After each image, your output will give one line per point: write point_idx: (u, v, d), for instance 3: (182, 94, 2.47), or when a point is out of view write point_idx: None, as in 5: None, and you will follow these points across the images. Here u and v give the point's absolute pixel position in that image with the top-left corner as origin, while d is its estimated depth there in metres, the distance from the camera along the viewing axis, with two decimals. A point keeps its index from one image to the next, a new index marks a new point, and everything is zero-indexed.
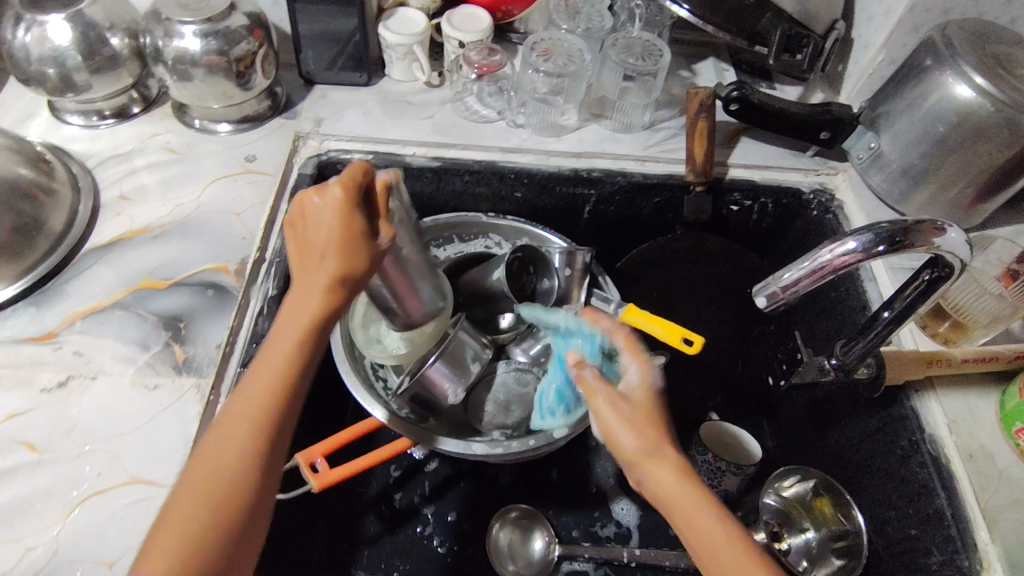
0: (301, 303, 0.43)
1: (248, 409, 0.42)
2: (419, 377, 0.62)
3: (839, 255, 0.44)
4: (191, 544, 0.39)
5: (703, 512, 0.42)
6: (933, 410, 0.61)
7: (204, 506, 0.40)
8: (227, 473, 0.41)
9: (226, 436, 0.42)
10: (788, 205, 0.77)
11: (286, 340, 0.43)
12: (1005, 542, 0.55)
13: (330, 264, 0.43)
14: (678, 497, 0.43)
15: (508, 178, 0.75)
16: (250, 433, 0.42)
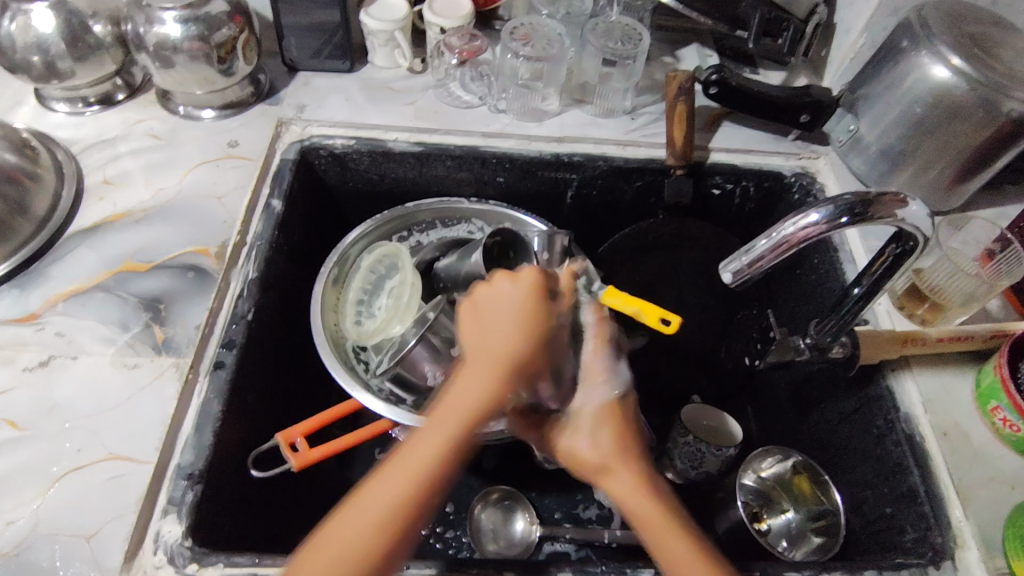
0: (477, 376, 0.44)
1: (408, 474, 0.41)
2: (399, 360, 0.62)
3: (803, 227, 0.45)
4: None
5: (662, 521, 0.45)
6: (908, 388, 0.61)
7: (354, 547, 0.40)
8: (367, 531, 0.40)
9: (352, 529, 0.40)
10: (769, 188, 0.77)
11: (457, 415, 0.42)
12: (978, 519, 0.55)
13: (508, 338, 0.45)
14: (642, 512, 0.45)
15: (490, 162, 0.75)
16: (414, 481, 0.41)
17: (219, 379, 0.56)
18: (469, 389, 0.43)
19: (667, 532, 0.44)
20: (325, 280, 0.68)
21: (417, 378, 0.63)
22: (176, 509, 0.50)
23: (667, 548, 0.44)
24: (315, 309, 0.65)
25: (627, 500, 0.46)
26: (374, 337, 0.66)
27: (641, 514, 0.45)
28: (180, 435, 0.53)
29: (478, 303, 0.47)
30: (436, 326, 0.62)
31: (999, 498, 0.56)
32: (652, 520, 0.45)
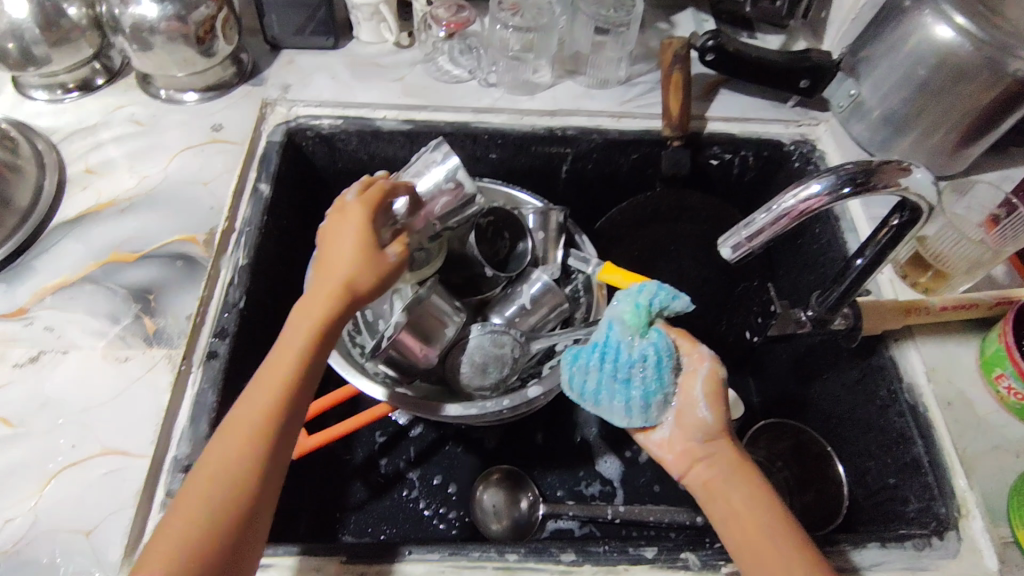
0: (313, 299, 0.47)
1: (265, 391, 0.44)
2: (390, 342, 0.59)
3: (804, 198, 0.44)
4: (240, 453, 0.42)
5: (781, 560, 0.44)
6: (911, 358, 0.61)
7: (241, 437, 0.42)
8: (248, 425, 0.42)
9: (236, 425, 0.43)
10: (769, 157, 0.75)
11: (300, 335, 0.46)
12: (982, 488, 0.55)
13: (344, 266, 0.48)
14: (753, 520, 0.46)
15: (482, 139, 0.74)
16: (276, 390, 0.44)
17: (213, 369, 0.55)
18: (304, 312, 0.47)
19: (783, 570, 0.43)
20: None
21: (408, 360, 0.60)
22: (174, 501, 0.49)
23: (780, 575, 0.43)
24: None
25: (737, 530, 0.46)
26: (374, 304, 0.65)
27: (755, 526, 0.45)
28: (176, 426, 0.53)
29: (324, 242, 0.51)
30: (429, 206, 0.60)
31: (1005, 468, 0.56)
32: (759, 525, 0.45)
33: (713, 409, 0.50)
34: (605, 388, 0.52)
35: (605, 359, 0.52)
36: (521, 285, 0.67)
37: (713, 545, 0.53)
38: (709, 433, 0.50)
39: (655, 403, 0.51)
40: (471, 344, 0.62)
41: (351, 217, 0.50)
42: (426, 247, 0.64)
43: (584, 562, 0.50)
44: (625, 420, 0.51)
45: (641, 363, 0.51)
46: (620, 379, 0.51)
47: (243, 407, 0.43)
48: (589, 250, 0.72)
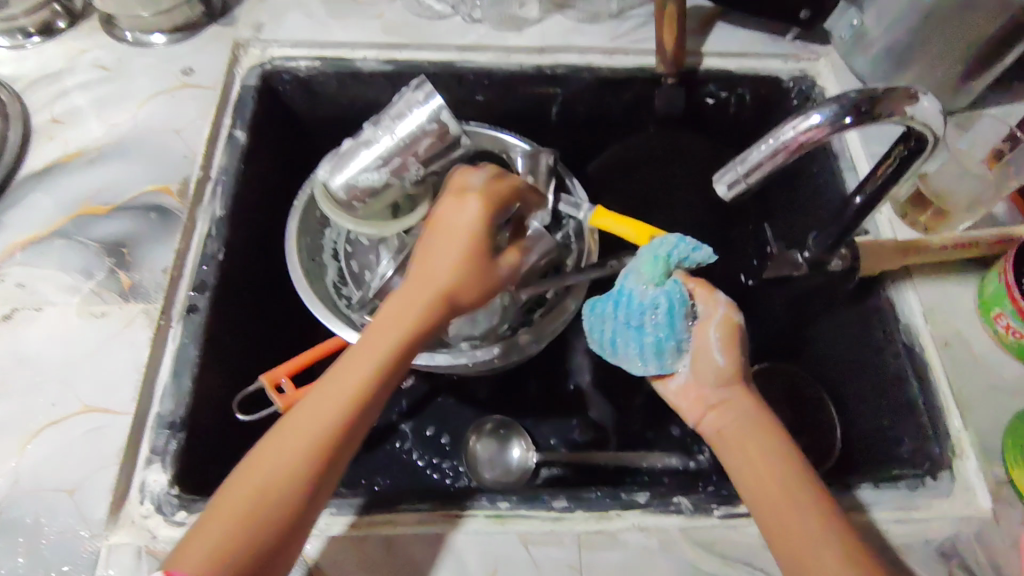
0: (408, 303, 0.46)
1: (333, 399, 0.42)
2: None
3: (805, 129, 0.42)
4: (299, 464, 0.40)
5: (784, 498, 0.43)
6: (909, 299, 0.60)
7: (302, 446, 0.41)
8: (312, 438, 0.41)
9: (299, 431, 0.41)
10: (766, 95, 0.72)
11: (377, 346, 0.44)
12: (977, 428, 0.55)
13: (443, 280, 0.47)
14: (761, 457, 0.46)
15: (468, 80, 0.70)
16: (346, 402, 0.42)
17: (194, 324, 0.54)
18: (383, 320, 0.45)
19: (793, 510, 0.43)
20: (323, 187, 0.59)
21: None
22: (160, 458, 0.49)
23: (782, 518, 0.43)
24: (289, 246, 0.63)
25: (744, 473, 0.46)
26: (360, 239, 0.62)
27: (762, 461, 0.45)
28: (158, 382, 0.51)
29: (423, 242, 0.49)
30: (412, 147, 0.57)
31: (1000, 407, 0.56)
32: (766, 459, 0.45)
33: (729, 352, 0.50)
34: (619, 335, 0.53)
35: (618, 307, 0.53)
36: None
37: (708, 489, 0.52)
38: (725, 377, 0.50)
39: (668, 350, 0.51)
40: None
41: (467, 218, 0.48)
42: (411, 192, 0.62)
43: (575, 509, 0.49)
44: (640, 366, 0.53)
45: (648, 311, 0.51)
46: (632, 326, 0.52)
47: (311, 412, 0.42)
48: (579, 192, 0.70)
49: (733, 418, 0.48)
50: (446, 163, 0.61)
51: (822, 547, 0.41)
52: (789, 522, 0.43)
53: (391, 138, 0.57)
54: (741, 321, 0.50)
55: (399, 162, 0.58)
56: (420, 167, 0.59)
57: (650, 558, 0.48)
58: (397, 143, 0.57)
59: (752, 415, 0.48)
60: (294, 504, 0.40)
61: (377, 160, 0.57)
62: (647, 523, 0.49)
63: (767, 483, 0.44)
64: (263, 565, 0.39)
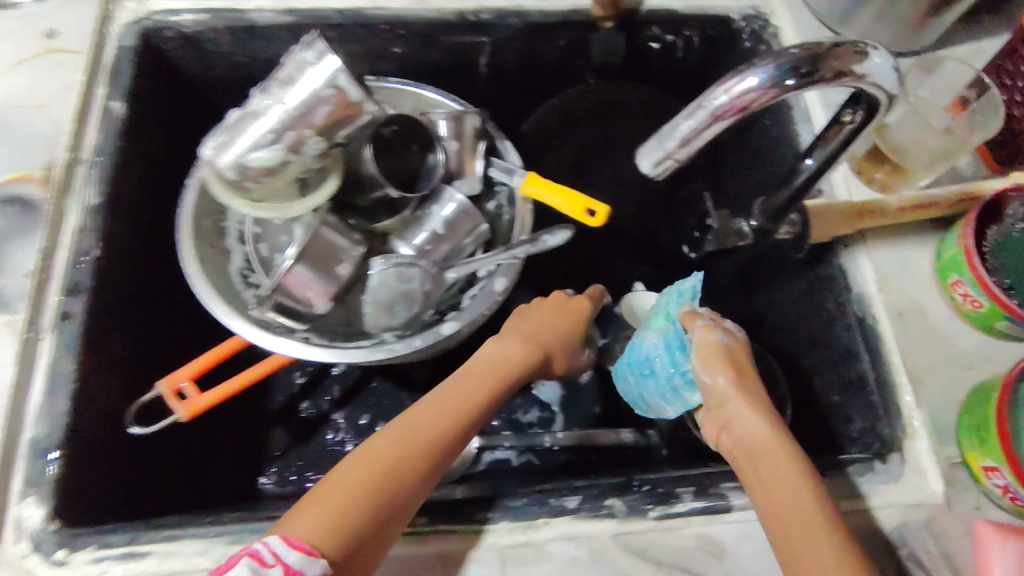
0: (509, 348, 0.53)
1: (451, 409, 0.46)
2: (278, 283, 0.51)
3: (736, 93, 0.35)
4: (411, 460, 0.42)
5: (799, 498, 0.41)
6: (863, 265, 0.56)
7: (416, 442, 0.43)
8: (428, 440, 0.43)
9: (418, 432, 0.43)
10: (716, 37, 0.65)
11: (492, 380, 0.50)
12: (930, 406, 0.51)
13: (557, 338, 0.57)
14: (775, 475, 0.42)
15: (381, 30, 0.62)
16: (459, 420, 0.45)
17: (68, 334, 0.48)
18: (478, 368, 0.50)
19: (803, 533, 0.39)
20: (209, 168, 0.51)
21: (302, 305, 0.53)
22: (35, 490, 0.44)
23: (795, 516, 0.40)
24: (183, 233, 0.56)
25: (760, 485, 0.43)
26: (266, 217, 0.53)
27: (771, 478, 0.42)
28: (28, 404, 0.46)
29: (543, 308, 0.59)
30: (307, 118, 0.49)
31: (954, 382, 0.52)
32: (778, 474, 0.42)
33: (715, 371, 0.50)
34: (642, 386, 0.60)
35: (630, 364, 0.62)
36: (432, 206, 0.60)
37: (641, 487, 0.48)
38: (719, 399, 0.49)
39: (680, 385, 0.56)
40: (374, 282, 0.56)
41: (580, 305, 0.61)
42: (316, 167, 0.53)
43: (499, 520, 0.46)
44: (671, 409, 0.58)
45: (654, 351, 0.57)
46: (647, 373, 0.59)
47: (432, 421, 0.44)
48: (512, 154, 0.63)
49: (746, 424, 0.46)
50: (351, 132, 0.53)
51: (825, 551, 0.37)
52: (802, 541, 0.38)
53: (282, 108, 0.49)
54: (719, 338, 0.51)
55: (295, 136, 0.50)
56: (320, 139, 0.51)
57: (578, 569, 0.45)
58: (280, 104, 0.49)
59: (761, 432, 0.46)
60: (393, 502, 0.40)
61: (268, 134, 0.49)
62: (576, 530, 0.46)
63: (779, 497, 0.41)
64: (353, 552, 0.37)
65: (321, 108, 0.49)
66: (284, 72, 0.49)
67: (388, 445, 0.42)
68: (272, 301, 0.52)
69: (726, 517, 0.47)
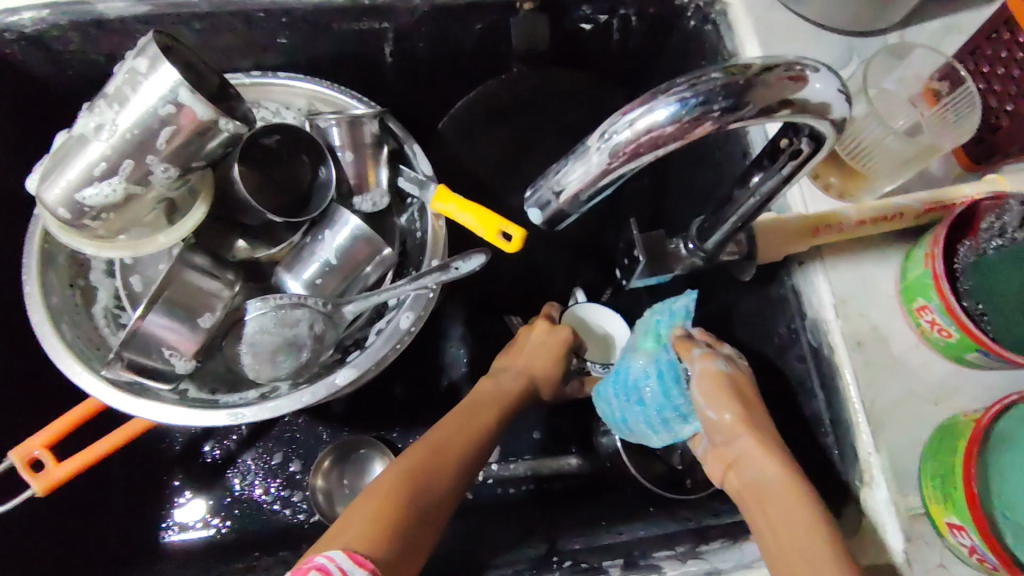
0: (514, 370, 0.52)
1: (466, 432, 0.45)
2: (126, 340, 0.43)
3: (637, 133, 0.28)
4: (442, 482, 0.41)
5: (812, 552, 0.34)
6: (818, 287, 0.49)
7: (445, 464, 0.42)
8: (453, 462, 0.42)
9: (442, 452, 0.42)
10: (657, 16, 0.56)
11: (501, 404, 0.48)
12: (891, 450, 0.45)
13: (540, 367, 0.53)
14: (786, 522, 0.36)
15: (259, 19, 0.52)
16: (477, 442, 0.45)
17: None
18: (489, 391, 0.49)
19: None
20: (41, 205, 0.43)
21: (157, 361, 0.45)
22: None
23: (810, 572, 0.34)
24: (27, 272, 0.47)
25: (771, 530, 0.37)
26: (127, 252, 0.46)
27: (782, 524, 0.36)
28: None
29: (527, 339, 0.54)
30: (147, 143, 0.42)
31: (919, 421, 0.46)
32: (789, 519, 0.36)
33: (722, 407, 0.42)
34: (626, 417, 0.49)
35: (609, 390, 0.49)
36: (322, 229, 0.50)
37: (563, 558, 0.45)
38: (726, 436, 0.42)
39: (673, 418, 0.46)
40: (252, 328, 0.47)
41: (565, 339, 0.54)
42: (174, 193, 0.45)
43: None
44: (657, 439, 0.48)
45: (645, 380, 0.46)
46: (634, 403, 0.47)
47: (452, 444, 0.43)
48: (419, 166, 0.54)
49: (753, 461, 0.40)
50: (211, 154, 0.45)
51: None
52: None
53: (114, 132, 0.41)
54: (723, 368, 0.43)
55: (135, 164, 0.42)
56: (169, 165, 0.43)
57: None
58: (111, 129, 0.41)
59: (773, 472, 0.39)
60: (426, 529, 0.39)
61: (102, 164, 0.41)
62: None
63: (793, 545, 0.35)
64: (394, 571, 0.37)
65: (164, 134, 0.41)
66: (115, 87, 0.41)
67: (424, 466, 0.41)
68: (122, 361, 0.44)
69: None
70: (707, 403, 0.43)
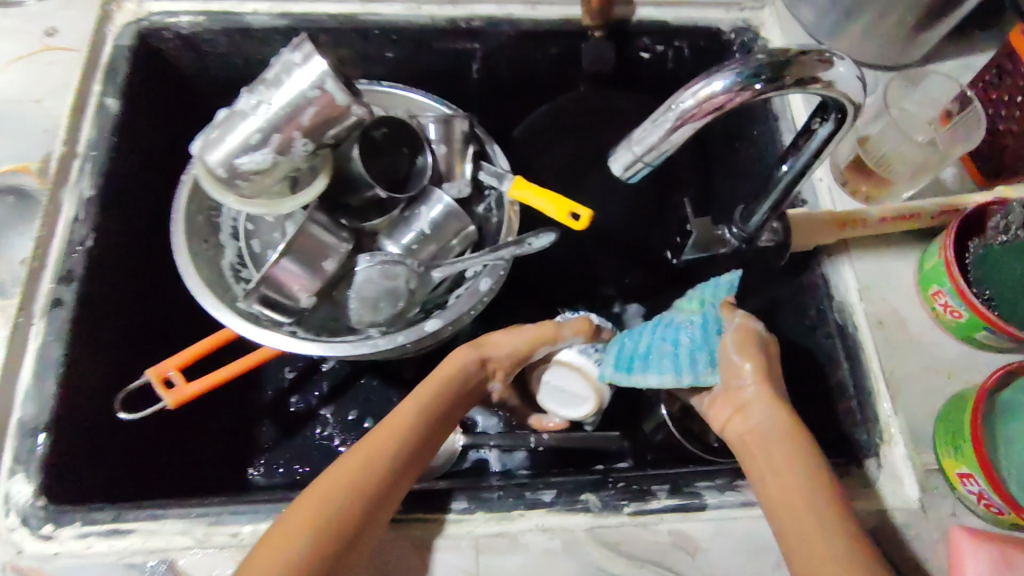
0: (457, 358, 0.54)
1: (396, 429, 0.47)
2: (264, 277, 0.52)
3: (703, 98, 0.37)
4: (363, 484, 0.43)
5: (809, 498, 0.42)
6: (844, 275, 0.56)
7: (372, 462, 0.44)
8: (380, 461, 0.45)
9: (373, 451, 0.45)
10: (706, 49, 0.66)
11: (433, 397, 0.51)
12: (907, 413, 0.52)
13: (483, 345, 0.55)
14: (790, 468, 0.43)
15: (373, 35, 0.63)
16: (409, 434, 0.47)
17: (57, 320, 0.49)
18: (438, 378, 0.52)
19: (816, 525, 0.40)
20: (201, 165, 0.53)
21: (288, 299, 0.54)
22: (24, 467, 0.46)
23: (806, 515, 0.41)
24: (176, 226, 0.57)
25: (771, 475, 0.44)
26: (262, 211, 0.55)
27: (788, 470, 0.43)
28: (18, 387, 0.48)
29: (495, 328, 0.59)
30: (293, 118, 0.51)
31: (933, 391, 0.52)
32: (795, 467, 0.43)
33: (747, 355, 0.49)
34: (655, 351, 0.52)
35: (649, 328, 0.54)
36: (419, 206, 0.61)
37: (617, 484, 0.49)
38: (740, 383, 0.49)
39: (702, 359, 0.51)
40: (359, 277, 0.58)
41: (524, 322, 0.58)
42: (305, 167, 0.55)
43: (475, 511, 0.47)
44: (671, 379, 0.50)
45: (686, 323, 0.53)
46: (671, 341, 0.52)
47: (381, 447, 0.46)
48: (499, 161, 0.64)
49: (764, 413, 0.47)
50: (340, 133, 0.54)
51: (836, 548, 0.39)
52: (810, 535, 0.40)
53: (268, 108, 0.51)
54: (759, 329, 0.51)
55: (282, 137, 0.51)
56: (308, 140, 0.52)
57: (550, 561, 0.46)
58: (267, 105, 0.51)
59: (781, 421, 0.46)
60: (357, 520, 0.42)
61: (256, 134, 0.51)
62: (550, 522, 0.47)
63: (793, 489, 0.42)
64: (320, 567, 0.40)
65: (308, 111, 0.51)
66: (274, 72, 0.51)
67: (352, 467, 0.44)
68: (258, 294, 0.52)
69: (700, 515, 0.48)
70: (731, 355, 0.49)
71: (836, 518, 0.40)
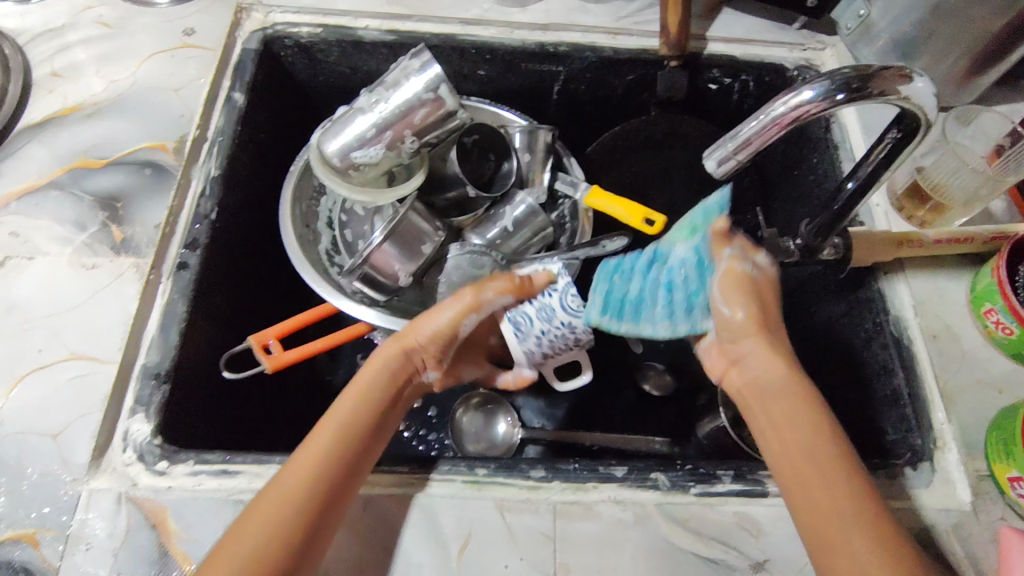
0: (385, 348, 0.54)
1: (334, 424, 0.48)
2: (367, 258, 0.57)
3: (794, 105, 0.42)
4: (313, 479, 0.44)
5: (806, 453, 0.43)
6: (900, 291, 0.60)
7: (313, 457, 0.45)
8: (322, 455, 0.45)
9: (310, 448, 0.46)
10: (771, 83, 0.71)
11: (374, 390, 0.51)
12: (961, 422, 0.55)
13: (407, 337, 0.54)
14: (784, 423, 0.45)
15: (470, 54, 0.70)
16: (348, 425, 0.48)
17: (184, 280, 0.55)
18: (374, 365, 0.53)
19: (814, 477, 0.42)
20: (318, 154, 0.59)
21: (387, 277, 0.59)
22: (143, 409, 0.50)
23: (802, 474, 0.43)
24: (284, 207, 0.63)
25: (770, 432, 0.46)
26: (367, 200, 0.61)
27: (784, 428, 0.45)
28: (144, 336, 0.53)
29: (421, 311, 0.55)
30: (406, 117, 0.57)
31: (987, 403, 0.55)
32: (789, 423, 0.45)
33: (736, 306, 0.49)
34: (647, 296, 0.52)
35: (641, 266, 0.52)
36: (503, 207, 0.66)
37: (685, 466, 0.52)
38: (737, 332, 0.50)
39: (698, 305, 0.52)
40: (449, 265, 0.63)
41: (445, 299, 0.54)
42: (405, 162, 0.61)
43: (552, 479, 0.51)
44: (665, 327, 0.52)
45: (685, 265, 0.51)
46: (665, 285, 0.52)
47: (324, 444, 0.46)
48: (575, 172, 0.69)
49: (760, 364, 0.48)
50: (443, 134, 0.60)
51: (833, 500, 0.40)
52: (811, 487, 0.42)
53: (385, 107, 0.56)
54: (748, 271, 0.50)
55: (393, 134, 0.57)
56: (415, 139, 0.58)
57: (621, 530, 0.49)
58: (383, 105, 0.57)
59: (773, 372, 0.47)
60: (315, 514, 0.43)
61: (370, 129, 0.57)
62: (622, 495, 0.50)
63: (789, 448, 0.44)
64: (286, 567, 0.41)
65: (420, 111, 0.57)
66: (391, 76, 0.57)
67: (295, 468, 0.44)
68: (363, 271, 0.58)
69: (763, 500, 0.50)
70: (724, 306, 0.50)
71: (833, 472, 0.42)
